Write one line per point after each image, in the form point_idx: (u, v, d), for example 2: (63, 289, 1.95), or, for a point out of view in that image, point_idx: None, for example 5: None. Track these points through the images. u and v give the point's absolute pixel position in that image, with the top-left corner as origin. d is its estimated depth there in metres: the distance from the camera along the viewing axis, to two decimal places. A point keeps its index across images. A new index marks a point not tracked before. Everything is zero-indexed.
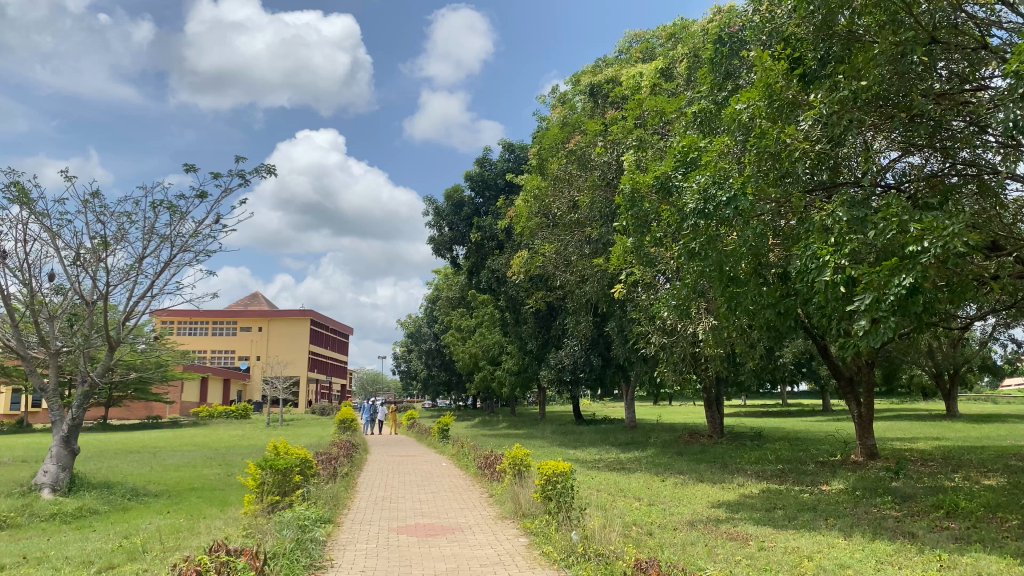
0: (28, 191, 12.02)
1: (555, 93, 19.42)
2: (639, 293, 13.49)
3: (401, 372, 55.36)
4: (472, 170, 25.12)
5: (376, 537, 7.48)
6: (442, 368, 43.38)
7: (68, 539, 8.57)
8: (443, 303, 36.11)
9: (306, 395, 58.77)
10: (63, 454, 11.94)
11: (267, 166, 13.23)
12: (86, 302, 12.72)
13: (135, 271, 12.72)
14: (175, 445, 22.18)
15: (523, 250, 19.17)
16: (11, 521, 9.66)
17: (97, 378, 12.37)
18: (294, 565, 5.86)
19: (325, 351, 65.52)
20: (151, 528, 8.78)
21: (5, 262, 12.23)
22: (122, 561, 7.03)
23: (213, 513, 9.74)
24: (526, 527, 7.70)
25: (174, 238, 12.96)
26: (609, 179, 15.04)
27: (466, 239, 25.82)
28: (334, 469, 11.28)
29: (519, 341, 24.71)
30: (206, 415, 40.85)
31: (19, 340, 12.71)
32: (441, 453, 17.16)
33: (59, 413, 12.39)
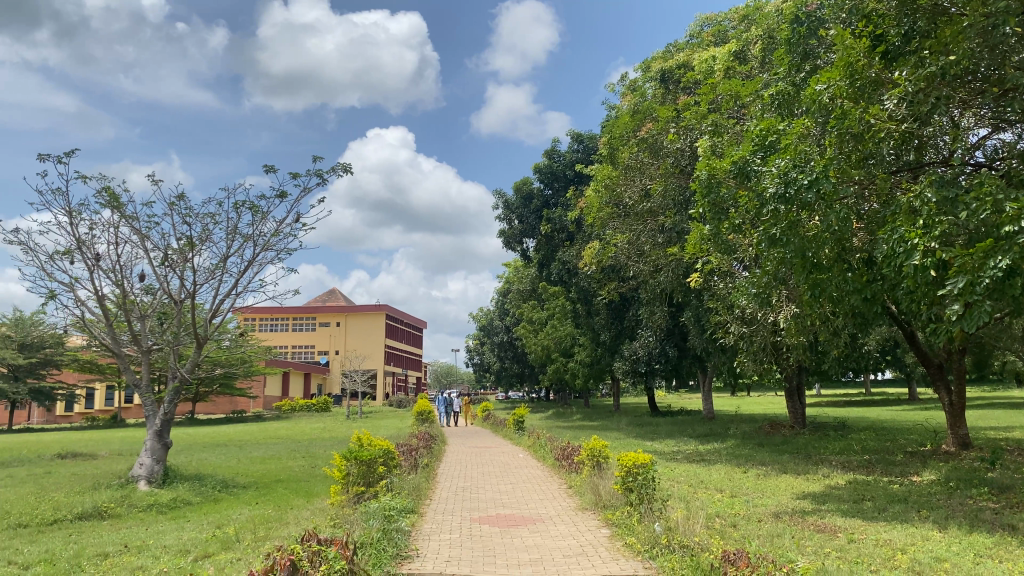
0: (118, 195, 12.52)
1: (625, 81, 19.25)
2: (716, 283, 13.28)
3: (474, 364, 55.75)
4: (540, 163, 25.09)
5: (459, 527, 7.57)
6: (515, 361, 43.58)
7: (165, 529, 8.95)
8: (515, 295, 36.21)
9: (383, 389, 59.75)
10: (157, 447, 12.44)
11: (344, 164, 13.51)
12: (175, 301, 13.20)
13: (220, 270, 13.15)
14: (260, 437, 22.89)
15: (595, 241, 19.07)
16: (111, 512, 10.14)
17: (186, 374, 12.83)
18: (382, 555, 5.96)
19: (400, 345, 66.52)
20: (241, 518, 9.07)
21: (98, 265, 12.78)
22: (216, 550, 7.28)
23: (300, 504, 10.01)
24: (608, 519, 7.67)
25: (257, 237, 13.34)
26: (683, 166, 14.86)
27: (537, 231, 25.86)
28: (415, 460, 11.43)
29: (592, 333, 24.63)
30: (288, 409, 42.02)
31: (114, 339, 13.29)
32: (519, 444, 17.22)
33: (153, 407, 12.92)
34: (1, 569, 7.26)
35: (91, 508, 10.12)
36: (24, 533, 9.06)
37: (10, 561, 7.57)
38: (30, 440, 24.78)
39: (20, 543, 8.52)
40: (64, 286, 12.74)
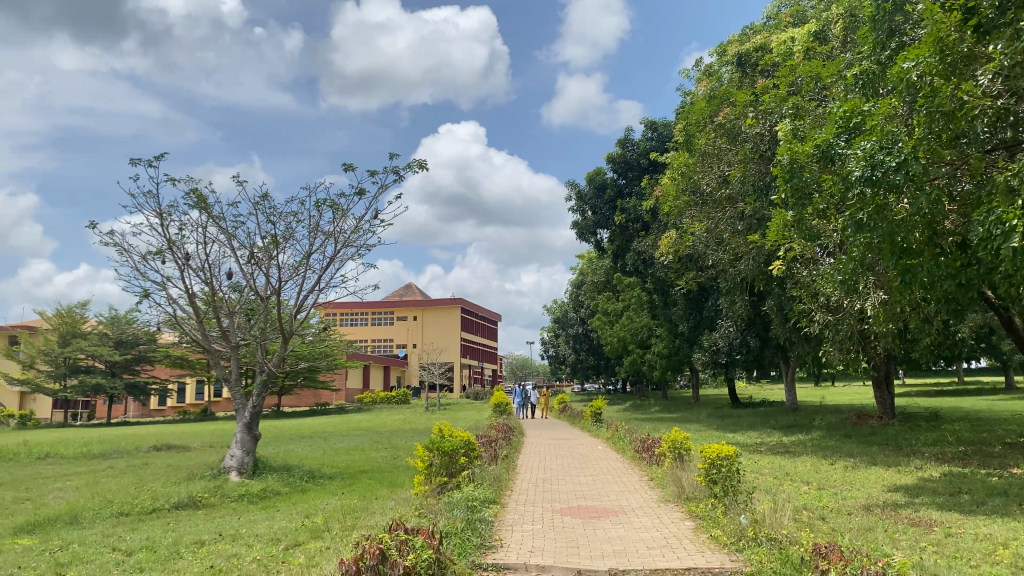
0: (206, 196, 12.96)
1: (700, 66, 18.90)
2: (799, 270, 12.94)
3: (549, 357, 55.76)
4: (614, 153, 24.91)
5: (542, 518, 7.60)
6: (591, 353, 43.42)
7: (257, 518, 9.25)
8: (590, 287, 36.06)
9: (460, 382, 60.32)
10: (247, 439, 12.86)
11: (419, 160, 13.68)
12: (261, 297, 13.62)
13: (303, 267, 13.50)
14: (343, 429, 23.41)
15: (671, 230, 18.82)
16: (205, 501, 10.54)
17: (273, 368, 13.24)
18: (466, 545, 6.04)
19: (476, 338, 67.04)
20: (328, 508, 9.30)
21: (188, 264, 13.27)
22: (306, 539, 7.49)
23: (384, 494, 10.21)
24: (692, 511, 7.58)
25: (337, 234, 13.64)
26: (762, 151, 14.47)
27: (611, 222, 25.69)
28: (495, 451, 11.52)
29: (670, 323, 24.39)
30: (369, 401, 42.90)
31: (204, 335, 13.79)
32: (598, 436, 17.13)
33: (242, 401, 13.36)
34: (107, 555, 7.62)
35: (186, 498, 10.55)
36: (126, 521, 9.51)
37: (114, 547, 7.95)
38: (128, 432, 25.97)
39: (123, 530, 8.94)
40: (157, 285, 13.27)
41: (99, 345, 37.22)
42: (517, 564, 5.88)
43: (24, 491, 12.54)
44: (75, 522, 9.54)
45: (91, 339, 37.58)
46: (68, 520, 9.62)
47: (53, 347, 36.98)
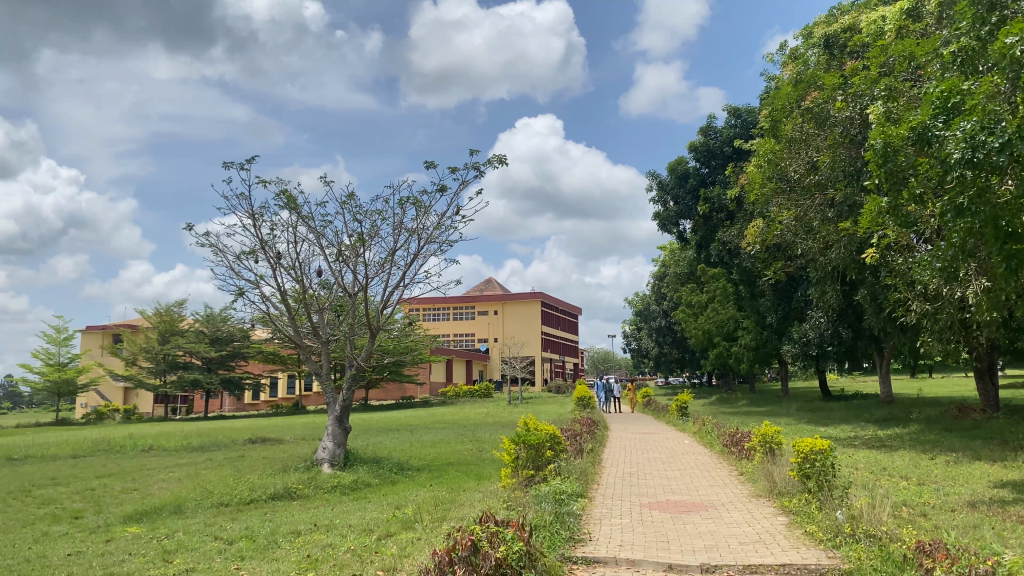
0: (295, 197, 13.34)
1: (785, 49, 18.41)
2: (894, 257, 12.46)
3: (631, 350, 55.24)
4: (696, 141, 24.56)
5: (630, 512, 7.55)
6: (674, 346, 42.84)
7: (350, 509, 9.49)
8: (673, 278, 35.57)
9: (541, 375, 60.39)
10: (338, 432, 13.21)
11: (499, 155, 13.77)
12: (349, 293, 13.94)
13: (389, 264, 13.76)
14: (429, 422, 23.80)
15: (758, 219, 18.40)
16: (300, 492, 10.88)
17: (361, 363, 13.55)
18: (556, 538, 6.08)
19: (557, 331, 67.01)
20: (417, 500, 9.47)
21: (280, 263, 13.70)
22: (398, 530, 7.64)
23: (471, 486, 10.31)
24: (785, 506, 7.42)
25: (421, 231, 13.85)
26: (853, 135, 14.03)
27: (693, 212, 25.29)
28: (580, 445, 11.50)
29: (757, 315, 23.85)
30: (453, 395, 43.40)
31: (296, 330, 14.23)
32: (684, 430, 16.92)
33: (332, 394, 13.72)
34: (210, 543, 7.94)
35: (282, 489, 10.91)
36: (227, 511, 9.89)
37: (216, 536, 8.29)
38: (225, 425, 26.98)
39: (223, 520, 9.31)
40: (251, 283, 13.74)
41: (196, 341, 38.75)
42: (607, 557, 5.87)
43: (131, 481, 13.19)
44: (179, 512, 9.98)
45: (188, 336, 39.22)
46: (173, 510, 10.08)
47: (154, 344, 38.78)
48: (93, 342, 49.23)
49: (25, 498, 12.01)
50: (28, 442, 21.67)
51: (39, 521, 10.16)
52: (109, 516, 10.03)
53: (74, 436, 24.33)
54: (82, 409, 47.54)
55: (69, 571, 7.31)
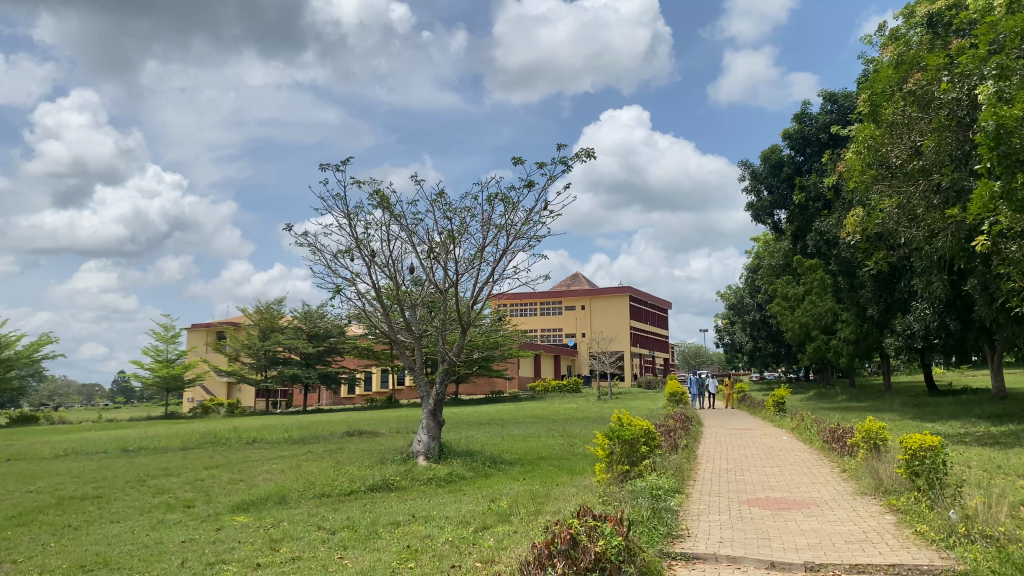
0: (388, 196, 13.64)
1: (885, 30, 17.74)
2: (1007, 245, 11.83)
3: (724, 344, 54.19)
4: (790, 129, 23.91)
5: (728, 509, 7.43)
6: (769, 340, 41.82)
7: (446, 501, 9.65)
8: (767, 271, 34.72)
9: (631, 370, 59.87)
10: (432, 425, 13.43)
11: (586, 149, 13.73)
12: (440, 290, 14.16)
13: (478, 260, 13.90)
14: (520, 416, 23.97)
15: (857, 207, 17.77)
16: (397, 484, 11.14)
17: (453, 358, 13.75)
18: (654, 533, 6.03)
19: (646, 326, 66.35)
20: (511, 493, 9.56)
21: (374, 261, 14.04)
22: (494, 522, 7.72)
23: (565, 481, 10.34)
24: (893, 505, 7.16)
25: (509, 227, 13.95)
26: (961, 117, 13.45)
27: (788, 202, 24.69)
28: (675, 441, 11.35)
29: (857, 307, 23.07)
30: (542, 390, 43.54)
31: (389, 326, 14.54)
32: (781, 426, 16.47)
33: (426, 389, 13.97)
34: (314, 533, 8.22)
35: (380, 480, 11.18)
36: (329, 502, 10.22)
37: (319, 526, 8.56)
38: (324, 419, 27.82)
39: (325, 510, 9.60)
40: (347, 281, 14.14)
41: (294, 338, 40.10)
42: (706, 554, 5.78)
43: (238, 473, 13.76)
44: (283, 502, 10.37)
45: (287, 333, 40.63)
46: (277, 500, 10.46)
47: (255, 340, 40.31)
48: (199, 339, 51.57)
49: (141, 487, 12.68)
50: (142, 435, 22.87)
51: (154, 509, 10.72)
52: (218, 505, 10.50)
53: (184, 428, 25.57)
54: (189, 404, 49.86)
55: (185, 556, 7.69)
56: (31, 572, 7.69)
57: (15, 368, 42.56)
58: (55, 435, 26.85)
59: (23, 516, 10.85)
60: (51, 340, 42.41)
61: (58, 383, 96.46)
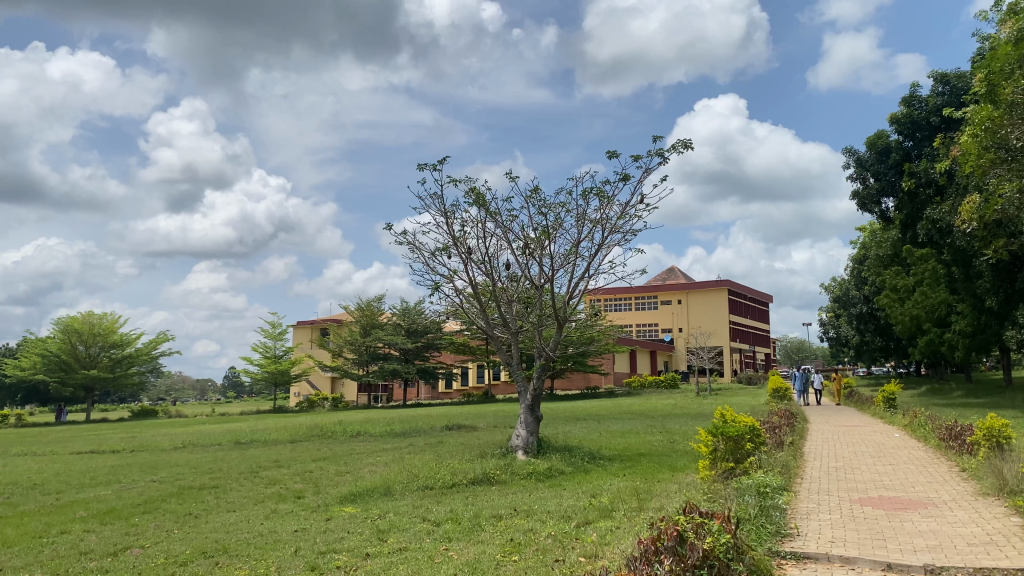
0: (484, 194, 13.79)
1: (1001, 5, 16.76)
2: None
3: (829, 338, 52.34)
4: (898, 113, 22.92)
5: (840, 508, 7.17)
6: (877, 333, 40.21)
7: (547, 495, 9.69)
8: (874, 261, 33.36)
9: (730, 366, 58.56)
10: (530, 420, 13.51)
11: (683, 141, 13.53)
12: (536, 285, 14.23)
13: (573, 255, 13.90)
14: (617, 412, 23.79)
15: (973, 193, 16.88)
16: (498, 478, 11.27)
17: (550, 353, 13.80)
18: (762, 531, 5.91)
19: (746, 320, 64.78)
20: (613, 489, 9.52)
21: (471, 258, 14.23)
22: (596, 518, 7.72)
23: (667, 477, 10.23)
24: (1017, 507, 6.80)
25: (604, 221, 13.87)
26: None
27: (897, 188, 23.66)
28: (780, 438, 11.07)
29: (974, 298, 22.02)
30: (639, 386, 43.13)
31: (487, 322, 14.72)
32: (893, 423, 15.81)
33: (524, 384, 14.06)
34: (419, 524, 8.40)
35: (481, 474, 11.33)
36: (433, 494, 10.43)
37: (424, 517, 8.75)
38: (423, 413, 28.31)
39: (429, 502, 9.80)
40: (445, 278, 14.39)
41: (394, 334, 41.04)
42: (818, 553, 5.63)
43: (343, 465, 14.18)
44: (388, 494, 10.64)
45: (387, 329, 41.65)
46: (382, 492, 10.75)
47: (357, 336, 41.67)
48: (304, 336, 53.43)
49: (255, 478, 13.25)
50: (253, 428, 23.85)
51: (267, 499, 11.19)
52: (327, 496, 10.88)
53: (291, 422, 26.46)
54: (295, 398, 51.66)
55: (298, 545, 7.98)
56: (158, 556, 8.16)
57: (136, 364, 45.09)
58: (173, 427, 28.31)
59: (148, 504, 11.51)
60: (168, 338, 44.74)
61: (173, 379, 101.37)
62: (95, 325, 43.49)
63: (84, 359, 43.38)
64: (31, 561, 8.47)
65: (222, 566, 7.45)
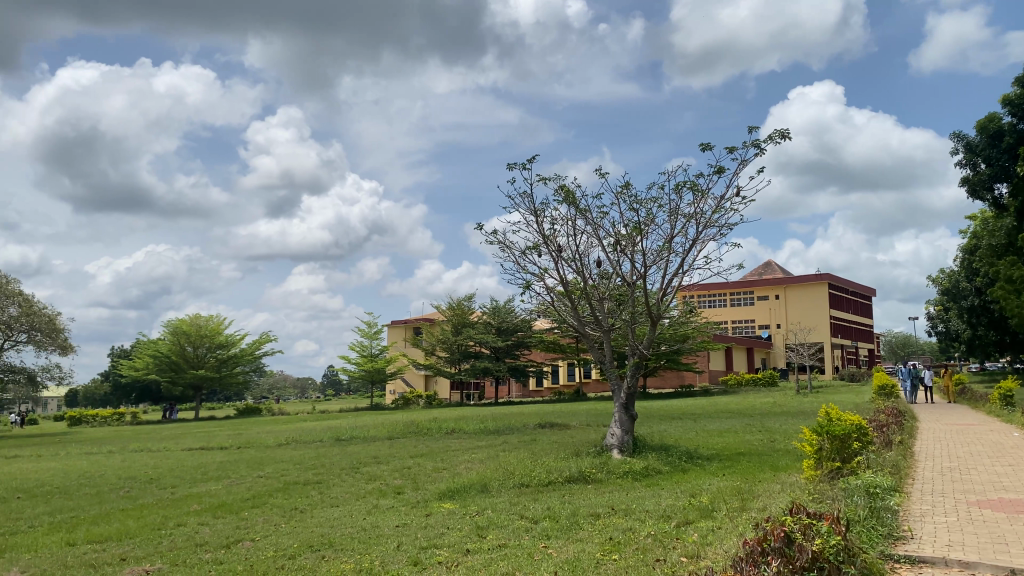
0: (574, 192, 13.78)
1: None
2: None
3: (937, 333, 49.94)
4: (1011, 94, 21.73)
5: (957, 511, 6.84)
6: (991, 327, 38.14)
7: (645, 494, 9.59)
8: (986, 251, 31.65)
9: (831, 362, 56.62)
10: (625, 419, 13.40)
11: (780, 131, 13.16)
12: (628, 282, 14.11)
13: (666, 251, 13.73)
14: (714, 411, 23.36)
15: None
16: (594, 476, 11.23)
17: (644, 351, 13.66)
18: (872, 533, 5.70)
19: (848, 315, 62.49)
20: (713, 488, 9.37)
21: (561, 255, 14.23)
22: (696, 518, 7.60)
23: (768, 477, 9.98)
24: None
25: (698, 216, 13.63)
26: None
27: (1011, 173, 22.42)
28: (889, 437, 10.62)
29: None
30: (735, 384, 42.20)
31: (578, 319, 14.71)
32: (1011, 422, 14.95)
33: (618, 383, 13.96)
34: (517, 522, 8.45)
35: (577, 472, 11.32)
36: (529, 492, 10.48)
37: (522, 515, 8.80)
38: (517, 411, 28.41)
39: (525, 500, 9.85)
40: (536, 276, 14.47)
41: (485, 333, 41.40)
42: (935, 557, 5.39)
43: (440, 462, 14.41)
44: (485, 491, 10.75)
45: (478, 328, 42.03)
46: (479, 489, 10.87)
47: (448, 335, 42.36)
48: (398, 335, 54.56)
49: (355, 474, 13.61)
50: (353, 425, 24.43)
51: (369, 494, 11.47)
52: (426, 492, 11.08)
53: (387, 419, 27.01)
54: (391, 395, 52.78)
55: (399, 540, 8.16)
56: (268, 549, 8.47)
57: (241, 364, 46.93)
58: (277, 425, 29.28)
59: (256, 498, 11.98)
60: (270, 338, 46.41)
61: (275, 378, 105.04)
62: (203, 327, 45.46)
63: (192, 359, 45.46)
64: (151, 551, 8.93)
65: (328, 560, 7.68)
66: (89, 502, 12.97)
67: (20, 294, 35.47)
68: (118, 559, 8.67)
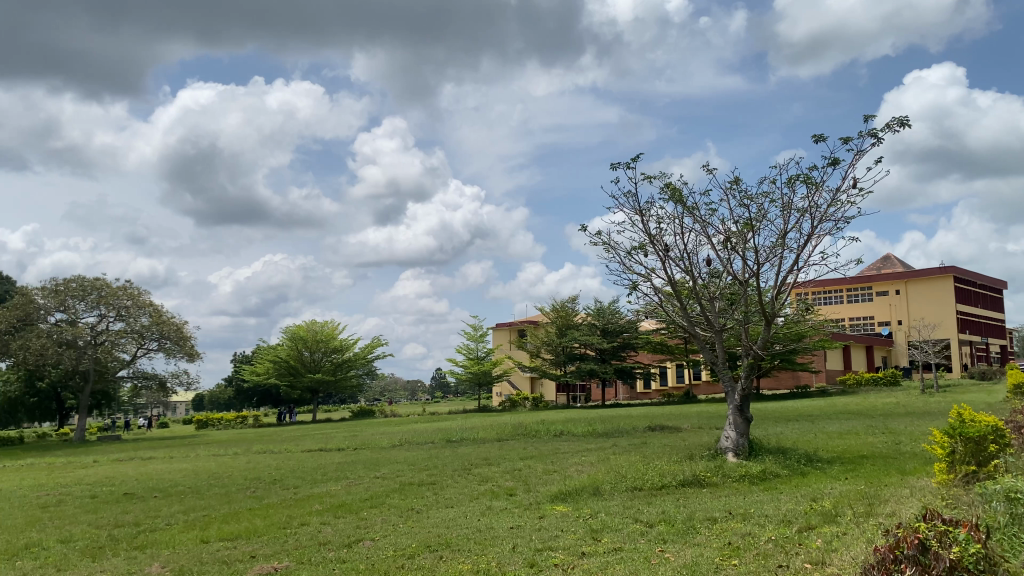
0: (680, 191, 13.57)
1: None
2: None
3: None
4: None
5: None
6: None
7: (762, 499, 9.33)
8: None
9: (959, 360, 53.58)
10: (740, 421, 13.07)
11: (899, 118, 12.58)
12: (740, 280, 13.78)
13: (779, 247, 13.34)
14: (833, 412, 22.47)
15: None
16: (709, 480, 11.01)
17: (758, 350, 13.28)
18: (1016, 542, 5.38)
19: (976, 310, 58.99)
20: (835, 492, 9.06)
21: (668, 255, 14.04)
22: (819, 523, 7.34)
23: (894, 481, 9.56)
24: None
25: (813, 210, 13.19)
26: None
27: None
28: None
29: None
30: (854, 384, 40.59)
31: (689, 318, 14.48)
32: None
33: (731, 384, 13.64)
34: (632, 525, 8.39)
35: (691, 475, 11.13)
36: (642, 496, 10.36)
37: (636, 518, 8.73)
38: (625, 413, 28.17)
39: (639, 503, 9.77)
40: (643, 276, 14.34)
41: (590, 334, 41.33)
42: None
43: (551, 464, 14.43)
44: (598, 494, 10.73)
45: (583, 329, 41.96)
46: (592, 491, 10.86)
47: (553, 336, 42.42)
48: (504, 337, 55.05)
49: (468, 476, 13.80)
50: (463, 427, 24.78)
51: (482, 495, 11.65)
52: (538, 494, 11.13)
53: (497, 421, 27.27)
54: (499, 397, 53.36)
55: (514, 542, 8.25)
56: (387, 549, 8.70)
57: (354, 368, 48.44)
58: (390, 427, 30.07)
59: (374, 498, 12.34)
60: (381, 342, 47.66)
61: (386, 381, 107.99)
62: (318, 332, 47.19)
63: (309, 364, 47.25)
64: (278, 549, 9.34)
65: (446, 560, 7.84)
66: (219, 501, 13.66)
67: (151, 304, 37.82)
68: (249, 556, 9.10)
